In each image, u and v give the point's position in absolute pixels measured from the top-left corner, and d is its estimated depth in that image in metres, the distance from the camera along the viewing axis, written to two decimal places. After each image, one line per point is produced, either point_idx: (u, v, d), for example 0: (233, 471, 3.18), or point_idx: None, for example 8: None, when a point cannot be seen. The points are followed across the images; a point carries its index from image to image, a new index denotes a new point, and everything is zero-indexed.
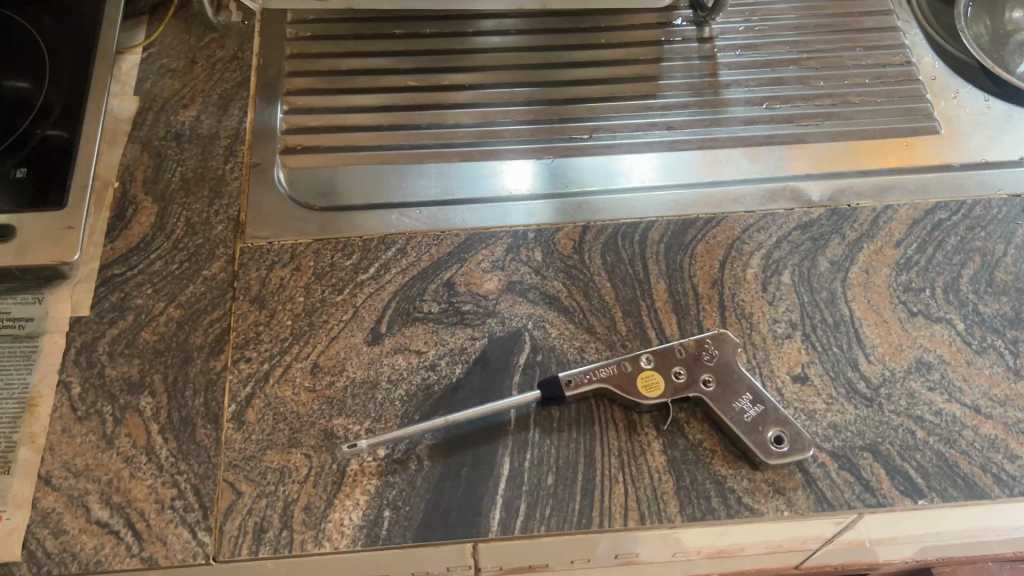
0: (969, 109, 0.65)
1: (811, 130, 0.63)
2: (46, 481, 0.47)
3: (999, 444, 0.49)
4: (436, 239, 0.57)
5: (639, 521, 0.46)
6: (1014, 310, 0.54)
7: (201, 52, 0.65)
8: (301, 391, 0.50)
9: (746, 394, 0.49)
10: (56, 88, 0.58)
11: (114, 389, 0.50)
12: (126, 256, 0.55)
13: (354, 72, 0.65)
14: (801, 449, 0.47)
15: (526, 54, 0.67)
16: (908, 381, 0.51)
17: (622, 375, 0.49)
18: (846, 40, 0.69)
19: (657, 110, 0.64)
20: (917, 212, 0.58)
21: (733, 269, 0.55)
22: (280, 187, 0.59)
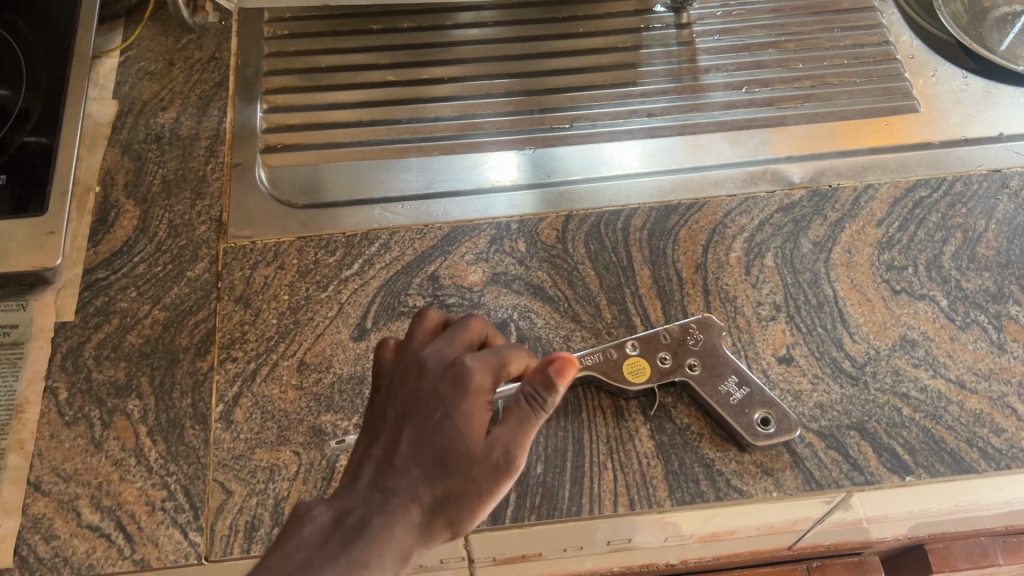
0: (948, 86, 0.65)
1: (791, 112, 0.64)
2: (36, 486, 0.47)
3: (985, 418, 0.49)
4: (420, 233, 0.57)
5: (629, 506, 0.46)
6: (996, 285, 0.54)
7: (179, 54, 0.65)
8: (288, 389, 0.50)
9: (732, 375, 0.49)
10: (33, 93, 0.57)
11: (102, 392, 0.50)
12: (109, 260, 0.55)
13: (333, 69, 0.65)
14: (787, 430, 0.48)
15: (504, 45, 0.67)
16: (893, 359, 0.51)
17: (607, 362, 0.50)
18: (823, 22, 0.69)
19: (637, 98, 0.65)
20: (898, 190, 0.59)
21: (716, 252, 0.56)
22: (261, 187, 0.59)
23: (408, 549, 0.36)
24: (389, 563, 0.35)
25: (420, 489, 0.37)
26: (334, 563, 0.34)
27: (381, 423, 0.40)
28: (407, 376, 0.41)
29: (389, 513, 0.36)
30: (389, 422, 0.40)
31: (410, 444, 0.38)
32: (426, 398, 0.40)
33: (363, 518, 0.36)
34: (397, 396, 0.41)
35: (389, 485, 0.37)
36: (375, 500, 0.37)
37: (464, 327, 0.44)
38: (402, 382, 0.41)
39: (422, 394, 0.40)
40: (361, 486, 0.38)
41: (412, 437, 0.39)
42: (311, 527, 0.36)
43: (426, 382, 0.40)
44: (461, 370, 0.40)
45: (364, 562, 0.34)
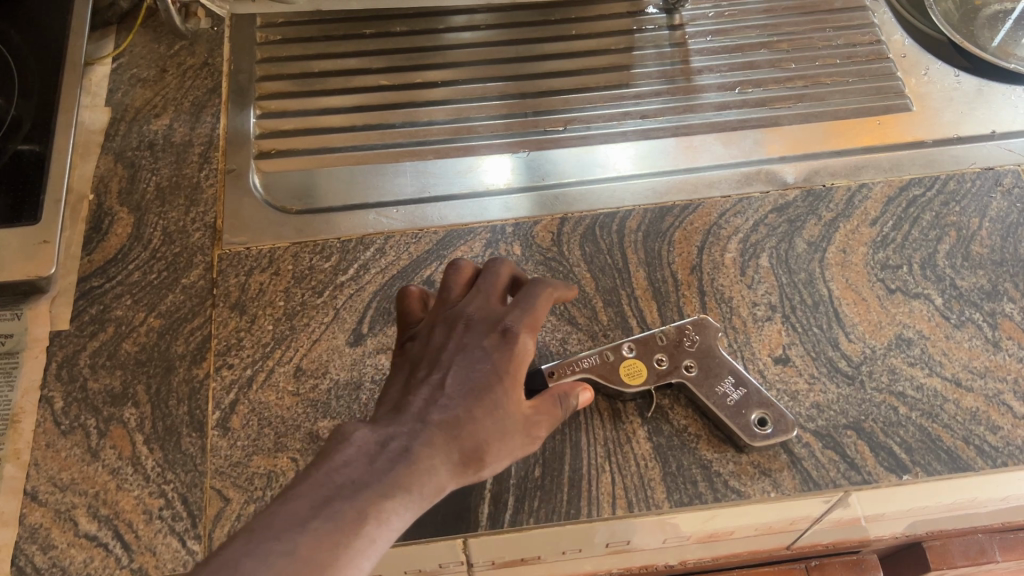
0: (940, 85, 0.65)
1: (784, 113, 0.64)
2: (32, 496, 0.46)
3: (981, 416, 0.49)
4: (415, 237, 0.57)
5: (627, 508, 0.46)
6: (991, 283, 0.54)
7: (171, 60, 0.65)
8: (284, 395, 0.50)
9: (728, 376, 0.49)
10: (25, 102, 0.57)
11: (97, 401, 0.49)
12: (104, 268, 0.55)
13: (326, 73, 0.65)
14: (784, 430, 0.48)
15: (498, 49, 0.67)
16: (889, 358, 0.51)
17: (604, 364, 0.49)
18: (815, 22, 0.69)
19: (630, 99, 0.65)
20: (892, 189, 0.59)
21: (712, 253, 0.56)
22: (255, 193, 0.59)
23: (445, 483, 0.36)
24: (428, 492, 0.34)
25: (464, 425, 0.37)
26: (380, 481, 0.33)
27: (420, 366, 0.41)
28: (450, 327, 0.43)
29: (435, 443, 0.36)
30: (430, 365, 0.41)
31: (456, 386, 0.39)
32: (474, 348, 0.41)
33: (408, 443, 0.35)
34: (438, 344, 0.42)
35: (434, 416, 0.37)
36: (420, 428, 0.36)
37: (495, 278, 0.46)
38: (443, 333, 0.43)
39: (468, 345, 0.41)
40: (401, 414, 0.37)
41: (459, 380, 0.39)
42: (354, 444, 0.34)
43: (471, 334, 0.42)
44: (510, 327, 0.42)
45: (409, 486, 0.33)
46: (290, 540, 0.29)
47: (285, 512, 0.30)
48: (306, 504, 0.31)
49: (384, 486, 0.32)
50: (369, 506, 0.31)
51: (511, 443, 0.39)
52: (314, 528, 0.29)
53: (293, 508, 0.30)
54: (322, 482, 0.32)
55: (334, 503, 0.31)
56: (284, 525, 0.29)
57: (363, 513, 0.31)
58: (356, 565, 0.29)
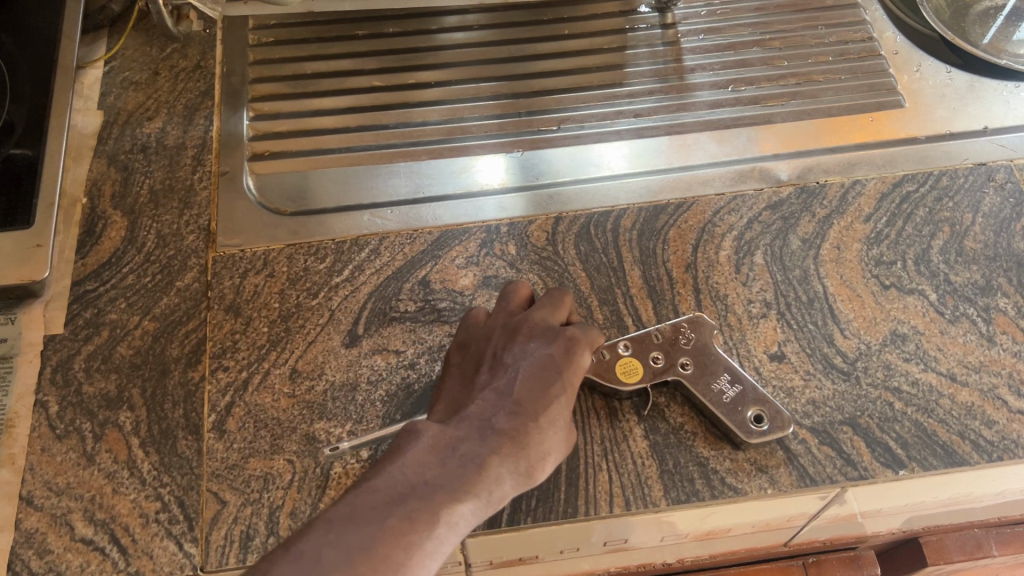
0: (932, 81, 0.65)
1: (778, 110, 0.64)
2: (28, 501, 0.46)
3: (976, 411, 0.49)
4: (410, 238, 0.56)
5: (625, 507, 0.46)
6: (985, 278, 0.55)
7: (164, 63, 0.65)
8: (280, 397, 0.49)
9: (724, 374, 0.49)
10: (17, 106, 0.57)
11: (92, 405, 0.49)
12: (98, 272, 0.54)
13: (319, 75, 0.65)
14: (780, 427, 0.48)
15: (491, 49, 0.67)
16: (883, 354, 0.51)
17: (600, 363, 0.49)
18: (807, 19, 0.69)
19: (624, 98, 0.65)
20: (885, 185, 0.59)
21: (706, 251, 0.56)
22: (249, 195, 0.59)
23: (509, 491, 0.39)
24: (494, 497, 0.38)
25: (531, 434, 0.40)
26: (451, 484, 0.36)
27: (486, 370, 0.44)
28: (513, 334, 0.45)
29: (504, 451, 0.39)
30: (496, 370, 0.43)
31: (523, 394, 0.42)
32: (540, 357, 0.44)
33: (480, 451, 0.38)
34: (504, 351, 0.45)
35: (504, 424, 0.40)
36: (490, 434, 0.39)
37: (556, 295, 0.49)
38: (507, 339, 0.45)
39: (534, 354, 0.44)
40: (472, 420, 0.40)
41: (526, 388, 0.42)
42: (423, 446, 0.38)
43: (535, 344, 0.45)
44: (574, 341, 0.45)
45: (477, 490, 0.37)
46: (367, 532, 0.33)
47: (363, 505, 0.34)
48: (381, 500, 0.34)
49: (456, 490, 0.36)
50: (441, 508, 0.35)
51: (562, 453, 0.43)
52: (389, 522, 0.33)
53: (368, 502, 0.34)
54: (396, 481, 0.36)
55: (410, 501, 0.35)
56: (364, 518, 0.33)
57: (434, 514, 0.35)
58: (422, 559, 0.33)
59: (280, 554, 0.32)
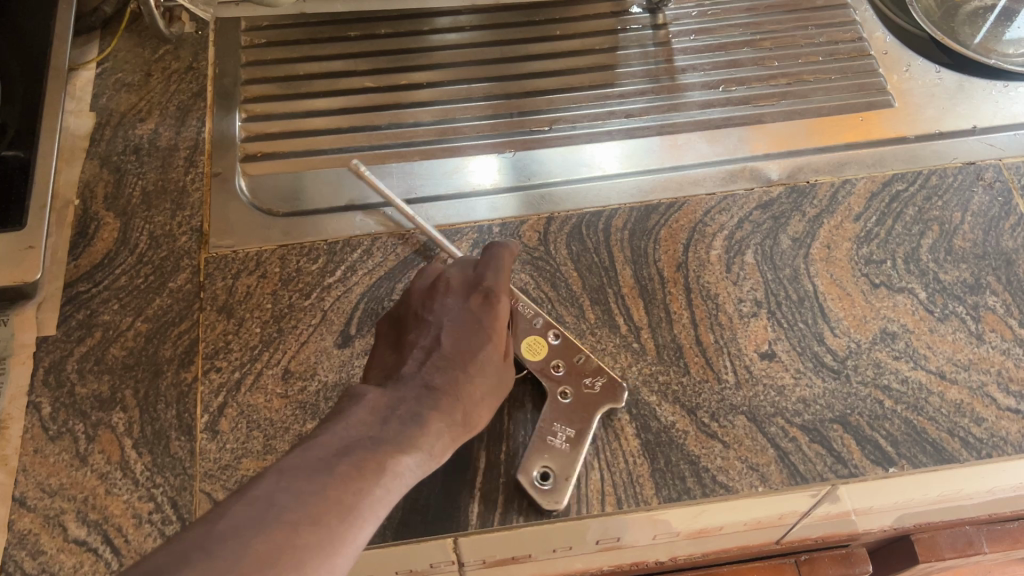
0: (921, 81, 0.66)
1: (768, 110, 0.64)
2: (21, 502, 0.46)
3: (965, 408, 0.50)
4: (402, 238, 0.57)
5: (616, 505, 0.47)
6: (974, 277, 0.55)
7: (156, 65, 0.65)
8: (273, 398, 0.50)
9: (573, 428, 0.48)
10: (10, 108, 0.57)
11: (85, 407, 0.49)
12: (90, 273, 0.54)
13: (311, 76, 0.65)
14: (541, 493, 0.46)
15: (482, 50, 0.67)
16: (873, 352, 0.52)
17: (527, 325, 0.52)
18: (797, 20, 0.70)
19: (615, 98, 0.65)
20: (875, 184, 0.59)
21: (697, 251, 0.56)
22: (242, 196, 0.59)
23: (451, 440, 0.43)
24: (437, 449, 0.41)
25: (457, 383, 0.45)
26: (391, 437, 0.39)
27: (410, 335, 0.49)
28: (433, 299, 0.51)
29: (434, 404, 0.44)
30: (420, 334, 0.49)
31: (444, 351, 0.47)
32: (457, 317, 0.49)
33: (417, 407, 0.43)
34: (424, 315, 0.50)
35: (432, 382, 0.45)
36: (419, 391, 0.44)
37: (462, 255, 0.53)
38: (428, 304, 0.50)
39: (453, 314, 0.49)
40: (404, 382, 0.45)
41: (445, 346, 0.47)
42: (366, 411, 0.41)
43: (453, 305, 0.50)
44: (488, 291, 0.50)
45: (417, 443, 0.40)
46: (319, 480, 0.34)
47: (310, 457, 0.35)
48: (329, 453, 0.36)
49: (396, 441, 0.39)
50: (385, 458, 0.37)
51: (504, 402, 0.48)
52: (338, 471, 0.35)
53: (317, 455, 0.36)
54: (339, 438, 0.38)
55: (356, 450, 0.37)
56: (313, 468, 0.34)
57: (381, 462, 0.37)
58: (374, 503, 0.35)
59: (234, 501, 0.32)
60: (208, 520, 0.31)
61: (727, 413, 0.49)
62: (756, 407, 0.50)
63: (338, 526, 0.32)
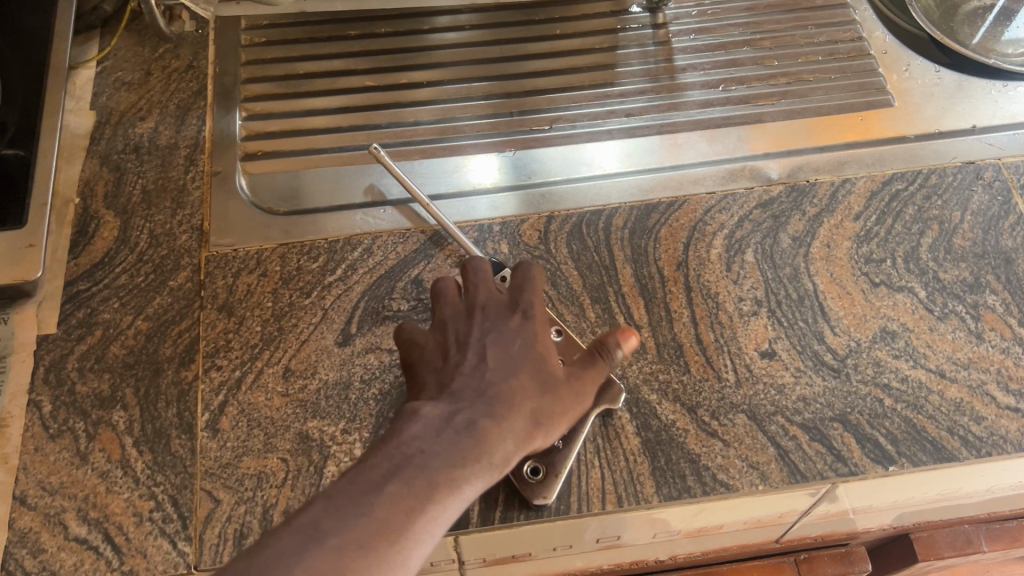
0: (920, 80, 0.66)
1: (768, 109, 0.64)
2: (21, 501, 0.46)
3: (965, 407, 0.50)
4: (402, 237, 0.57)
5: (617, 503, 0.47)
6: (973, 276, 0.55)
7: (156, 63, 0.65)
8: (274, 396, 0.50)
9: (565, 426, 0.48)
10: (10, 106, 0.57)
11: (85, 405, 0.49)
12: (90, 272, 0.54)
13: (311, 75, 0.65)
14: (529, 489, 0.46)
15: (482, 49, 0.67)
16: (873, 351, 0.52)
17: None
18: (797, 19, 0.70)
19: (615, 98, 0.65)
20: (875, 183, 0.59)
21: (697, 250, 0.56)
22: (242, 195, 0.59)
23: (510, 455, 0.40)
24: (495, 462, 0.39)
25: (519, 397, 0.42)
26: (449, 451, 0.37)
27: (452, 350, 0.44)
28: (470, 312, 0.46)
29: (499, 419, 0.40)
30: (465, 348, 0.44)
31: (499, 364, 0.43)
32: (504, 329, 0.45)
33: (475, 417, 0.39)
34: (465, 328, 0.45)
35: (488, 393, 0.41)
36: (480, 404, 0.40)
37: (482, 263, 0.49)
38: (466, 318, 0.46)
39: (499, 329, 0.45)
40: (459, 394, 0.41)
41: (499, 360, 0.43)
42: (420, 422, 0.39)
43: (493, 318, 0.46)
44: (529, 309, 0.46)
45: (475, 457, 0.38)
46: (369, 504, 0.33)
47: (360, 478, 0.35)
48: (380, 473, 0.35)
49: (454, 456, 0.37)
50: (441, 475, 0.36)
51: (567, 417, 0.44)
52: (389, 493, 0.34)
53: (368, 475, 0.35)
54: (393, 453, 0.36)
55: (408, 468, 0.35)
56: (364, 491, 0.34)
57: (434, 482, 0.35)
58: (426, 526, 0.34)
59: (280, 529, 0.32)
60: (253, 550, 0.31)
61: (727, 412, 0.49)
62: (756, 405, 0.50)
63: (389, 552, 0.32)
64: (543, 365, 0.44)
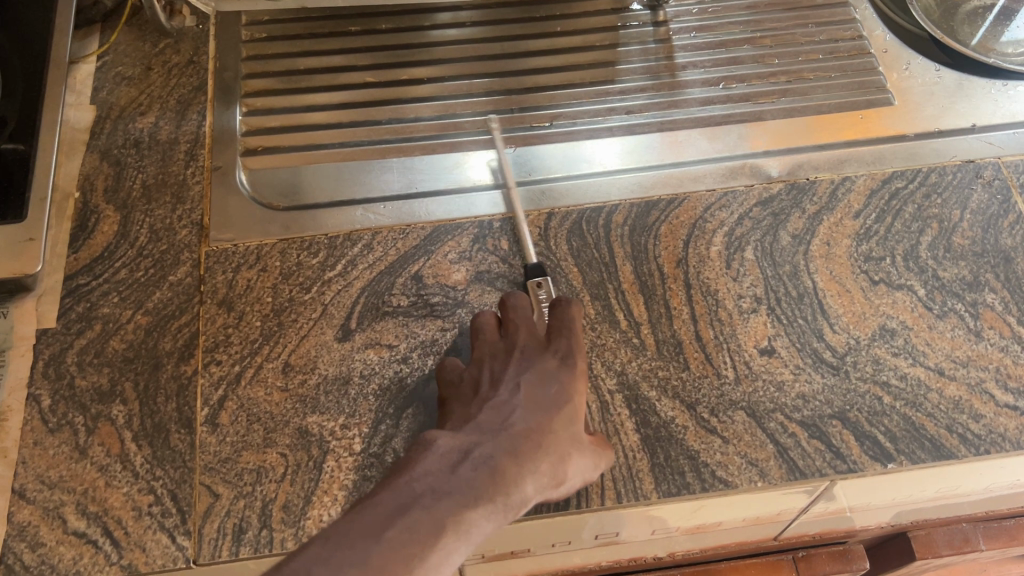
0: (921, 80, 0.66)
1: (768, 108, 0.64)
2: (21, 494, 0.46)
3: (964, 405, 0.50)
4: (402, 233, 0.57)
5: (615, 499, 0.47)
6: (972, 274, 0.55)
7: (157, 58, 0.65)
8: (274, 391, 0.50)
9: None
10: (10, 101, 0.57)
11: (85, 399, 0.49)
12: (90, 266, 0.54)
13: (311, 71, 0.65)
14: None
15: (483, 46, 0.67)
16: (872, 349, 0.52)
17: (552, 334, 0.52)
18: (798, 17, 0.70)
19: (616, 95, 0.65)
20: (875, 182, 0.60)
21: (697, 246, 0.56)
22: (241, 190, 0.59)
23: (528, 496, 0.42)
24: (512, 502, 0.40)
25: (543, 439, 0.44)
26: (459, 493, 0.39)
27: (485, 388, 0.47)
28: (508, 356, 0.49)
29: (518, 458, 0.42)
30: (497, 385, 0.47)
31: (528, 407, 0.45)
32: (537, 372, 0.47)
33: (495, 455, 0.42)
34: (502, 369, 0.48)
35: (515, 433, 0.44)
36: (503, 441, 0.43)
37: (522, 303, 0.51)
38: (503, 361, 0.49)
39: (533, 372, 0.48)
40: (483, 430, 0.44)
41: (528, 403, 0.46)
42: (433, 457, 0.41)
43: (530, 363, 0.48)
44: (567, 355, 0.49)
45: (491, 498, 0.39)
46: (364, 550, 0.34)
47: (361, 519, 0.36)
48: (384, 514, 0.36)
49: (465, 498, 0.39)
50: (447, 520, 0.37)
51: (597, 471, 0.46)
52: (388, 539, 0.35)
53: (370, 517, 0.36)
54: (401, 492, 0.38)
55: (413, 511, 0.37)
56: (364, 535, 0.35)
57: (438, 527, 0.37)
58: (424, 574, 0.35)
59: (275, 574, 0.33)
60: None
61: (727, 408, 0.49)
62: (756, 402, 0.50)
63: None
64: (574, 414, 0.46)
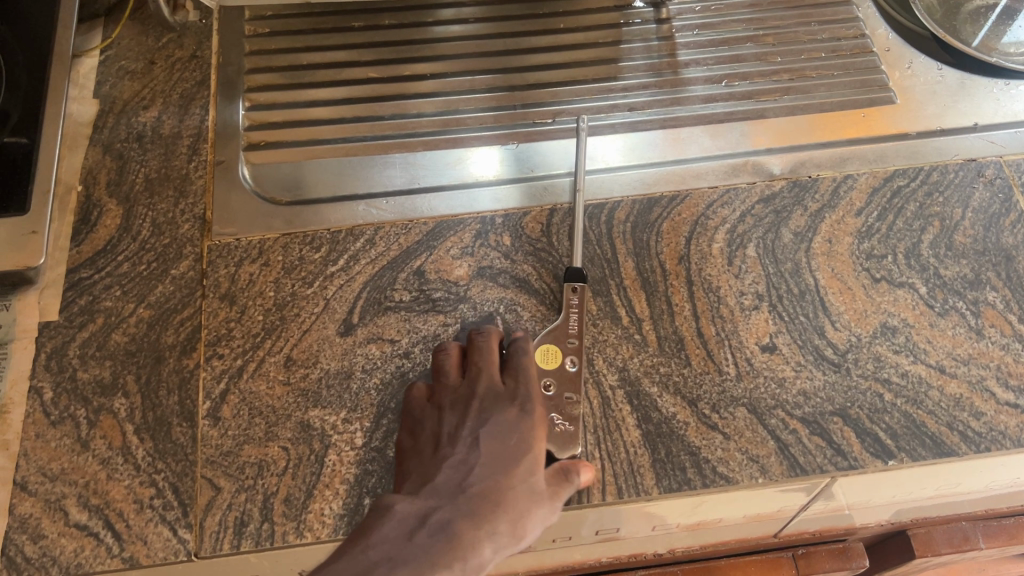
0: (923, 78, 0.66)
1: (770, 105, 0.64)
2: (22, 486, 0.46)
3: (965, 403, 0.50)
4: (404, 229, 0.57)
5: (617, 494, 0.47)
6: (974, 272, 0.55)
7: (160, 53, 0.65)
8: (276, 385, 0.50)
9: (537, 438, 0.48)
10: (13, 94, 0.57)
11: (87, 392, 0.49)
12: (93, 260, 0.54)
13: (314, 66, 0.65)
14: None
15: (486, 42, 0.67)
16: (873, 346, 0.52)
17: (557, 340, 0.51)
18: (800, 16, 0.70)
19: (618, 92, 0.65)
20: (877, 180, 0.60)
21: (699, 243, 0.56)
22: (244, 184, 0.59)
23: (486, 559, 0.42)
24: (469, 566, 0.41)
25: (497, 499, 0.43)
26: (415, 560, 0.40)
27: (442, 446, 0.46)
28: (467, 406, 0.48)
29: (473, 521, 0.42)
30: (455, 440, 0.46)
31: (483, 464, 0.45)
32: (494, 424, 0.47)
33: (449, 520, 0.42)
34: (460, 422, 0.47)
35: (471, 497, 0.43)
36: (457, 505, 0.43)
37: (488, 344, 0.50)
38: (462, 411, 0.48)
39: (491, 423, 0.47)
40: (438, 494, 0.43)
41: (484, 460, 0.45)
42: (392, 523, 0.41)
43: (490, 412, 0.47)
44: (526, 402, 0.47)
45: (448, 564, 0.40)
46: None
47: None
48: None
49: (421, 565, 0.39)
50: None
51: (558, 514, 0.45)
52: None
53: None
54: (358, 560, 0.39)
55: None
56: None
57: None
58: None
59: None
60: None
61: (728, 405, 0.49)
62: (757, 399, 0.50)
63: None
64: (534, 465, 0.45)
